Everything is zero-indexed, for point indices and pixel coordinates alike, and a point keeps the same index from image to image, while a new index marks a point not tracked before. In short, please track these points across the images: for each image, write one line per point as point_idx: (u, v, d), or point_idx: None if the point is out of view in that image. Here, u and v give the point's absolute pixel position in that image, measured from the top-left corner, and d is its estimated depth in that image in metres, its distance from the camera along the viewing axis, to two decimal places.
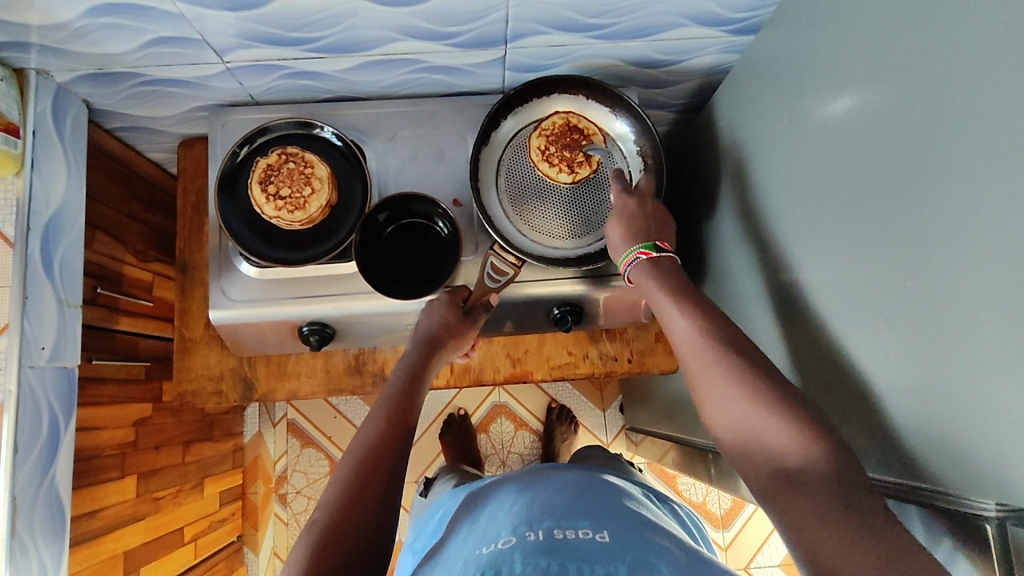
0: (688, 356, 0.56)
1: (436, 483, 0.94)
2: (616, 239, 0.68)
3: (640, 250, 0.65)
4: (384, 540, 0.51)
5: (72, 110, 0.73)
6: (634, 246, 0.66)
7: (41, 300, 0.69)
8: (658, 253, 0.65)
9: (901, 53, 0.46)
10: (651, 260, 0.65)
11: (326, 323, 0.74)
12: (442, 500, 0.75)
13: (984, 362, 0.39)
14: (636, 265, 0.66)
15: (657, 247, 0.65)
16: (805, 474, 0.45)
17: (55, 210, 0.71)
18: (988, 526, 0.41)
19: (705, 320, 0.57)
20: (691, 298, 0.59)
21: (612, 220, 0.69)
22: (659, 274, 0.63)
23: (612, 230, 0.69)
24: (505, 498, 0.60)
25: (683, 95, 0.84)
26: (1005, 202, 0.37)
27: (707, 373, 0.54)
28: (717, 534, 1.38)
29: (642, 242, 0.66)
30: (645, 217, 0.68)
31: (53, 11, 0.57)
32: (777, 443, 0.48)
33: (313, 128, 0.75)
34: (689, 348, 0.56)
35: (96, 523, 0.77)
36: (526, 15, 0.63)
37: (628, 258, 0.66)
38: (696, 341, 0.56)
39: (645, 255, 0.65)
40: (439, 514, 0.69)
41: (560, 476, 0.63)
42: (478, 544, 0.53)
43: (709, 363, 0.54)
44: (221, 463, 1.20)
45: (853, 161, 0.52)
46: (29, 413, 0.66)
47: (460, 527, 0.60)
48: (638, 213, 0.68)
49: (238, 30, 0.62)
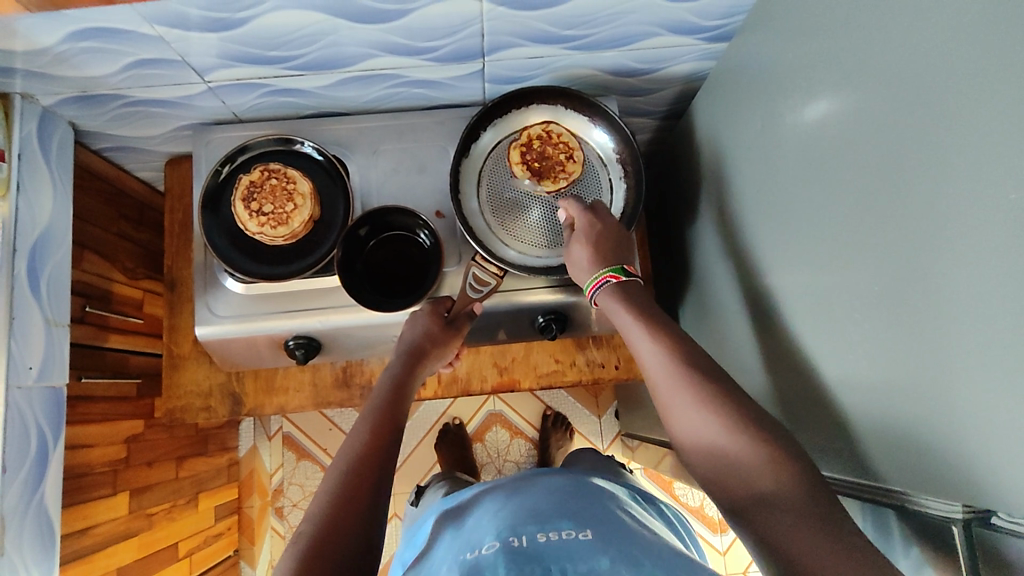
0: (659, 379, 0.57)
1: (428, 490, 0.94)
2: (582, 261, 0.68)
3: (607, 275, 0.66)
4: (375, 540, 0.52)
5: (57, 132, 0.74)
6: (602, 270, 0.66)
7: (28, 321, 0.70)
8: (626, 277, 0.66)
9: (867, 59, 0.46)
10: (619, 284, 0.65)
11: (312, 337, 0.74)
12: (432, 507, 0.75)
13: (956, 364, 0.40)
14: (603, 289, 0.66)
15: (624, 271, 0.66)
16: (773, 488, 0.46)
17: (41, 231, 0.72)
18: (956, 528, 0.42)
19: (675, 348, 0.58)
20: (662, 324, 0.61)
21: (576, 240, 0.68)
22: (625, 297, 0.64)
23: (575, 251, 0.69)
24: (491, 504, 0.60)
25: (664, 102, 0.85)
26: (969, 205, 0.38)
27: (675, 394, 0.55)
28: (715, 538, 1.38)
29: (609, 265, 0.67)
30: (611, 239, 0.68)
31: (36, 37, 0.58)
32: (744, 461, 0.49)
33: (294, 144, 0.76)
34: (656, 370, 0.58)
35: (88, 540, 0.77)
36: (502, 28, 0.64)
37: (596, 282, 0.66)
38: (662, 364, 0.57)
39: (614, 279, 0.66)
40: (428, 521, 0.69)
41: (546, 480, 0.62)
42: (462, 550, 0.53)
43: (675, 387, 0.55)
44: (216, 478, 1.20)
45: (825, 166, 0.52)
46: (17, 433, 0.67)
47: (444, 534, 0.60)
48: (601, 233, 0.68)
49: (219, 50, 0.63)
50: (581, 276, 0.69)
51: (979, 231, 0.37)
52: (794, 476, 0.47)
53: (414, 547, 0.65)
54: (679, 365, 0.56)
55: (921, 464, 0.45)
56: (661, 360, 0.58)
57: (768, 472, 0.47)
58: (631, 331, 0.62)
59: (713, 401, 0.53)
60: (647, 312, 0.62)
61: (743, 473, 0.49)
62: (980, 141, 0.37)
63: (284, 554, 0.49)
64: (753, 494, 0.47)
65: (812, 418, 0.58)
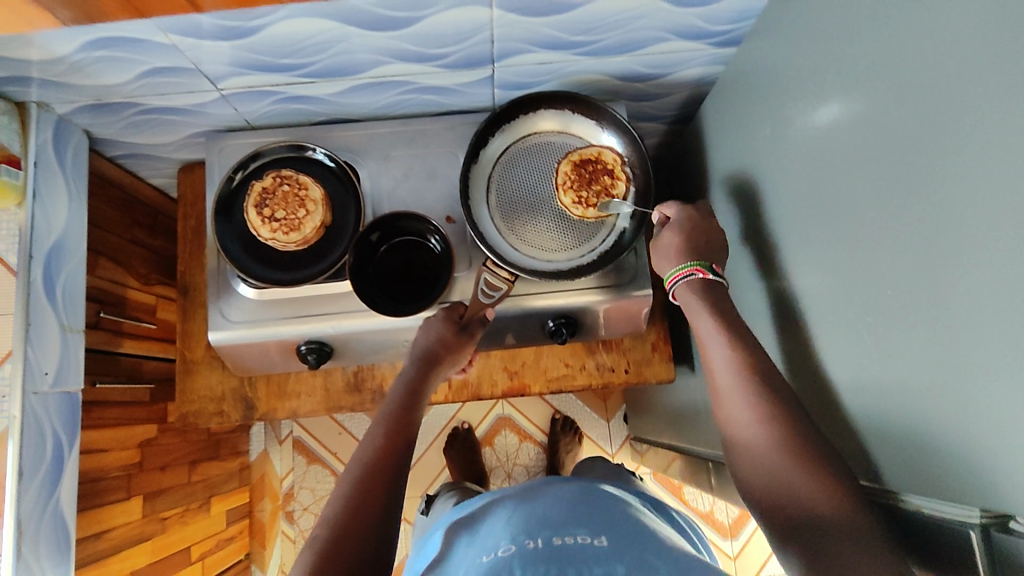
0: (721, 384, 0.59)
1: (437, 497, 0.94)
2: (671, 244, 0.68)
3: (694, 267, 0.66)
4: (384, 540, 0.52)
5: (73, 141, 0.75)
6: (692, 262, 0.66)
7: (44, 327, 0.71)
8: (714, 275, 0.66)
9: (877, 62, 0.46)
10: (706, 280, 0.65)
11: (324, 341, 0.75)
12: (440, 521, 0.75)
13: (970, 370, 0.40)
14: (688, 279, 0.66)
15: (714, 269, 0.66)
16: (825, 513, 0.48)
17: (57, 238, 0.73)
18: (973, 533, 0.41)
19: (753, 369, 0.58)
20: (739, 334, 0.61)
21: (669, 226, 0.69)
22: (709, 304, 0.64)
23: (667, 235, 0.69)
24: (504, 511, 0.60)
25: (673, 107, 0.85)
26: (979, 212, 0.38)
27: (740, 400, 0.57)
28: (725, 543, 1.37)
29: (699, 259, 0.66)
30: (706, 234, 0.68)
31: (52, 47, 0.59)
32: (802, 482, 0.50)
33: (305, 151, 0.76)
34: (726, 374, 0.59)
35: (101, 545, 0.78)
36: (512, 35, 0.64)
37: (681, 272, 0.66)
38: (735, 370, 0.58)
39: (700, 273, 0.65)
40: (439, 529, 0.70)
41: (556, 488, 0.63)
42: (479, 553, 0.54)
43: (744, 396, 0.56)
44: (228, 482, 1.21)
45: (837, 170, 0.52)
46: (33, 438, 0.67)
47: (457, 540, 0.60)
48: (699, 226, 0.69)
49: (231, 59, 0.64)
50: (664, 261, 0.69)
51: (992, 232, 0.37)
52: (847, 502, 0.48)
53: (427, 552, 0.65)
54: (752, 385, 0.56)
55: (934, 466, 0.44)
56: (734, 376, 0.58)
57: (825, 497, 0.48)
58: (706, 333, 0.62)
59: (781, 422, 0.54)
60: (726, 317, 0.63)
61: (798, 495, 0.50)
62: (993, 143, 0.37)
63: (298, 557, 0.50)
64: (805, 516, 0.48)
65: (826, 423, 0.58)
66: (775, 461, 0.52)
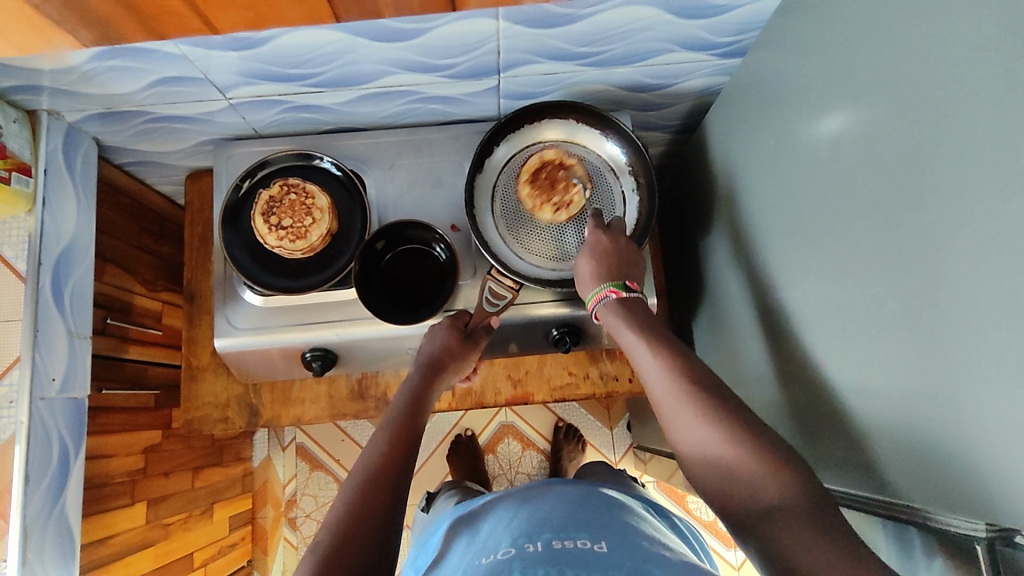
0: (657, 392, 0.59)
1: (437, 499, 0.94)
2: (586, 273, 0.69)
3: (607, 288, 0.67)
4: (388, 549, 0.52)
5: (82, 148, 0.76)
6: (604, 284, 0.67)
7: (52, 333, 0.71)
8: (627, 293, 0.67)
9: (880, 75, 0.47)
10: (621, 299, 0.66)
11: (329, 349, 0.75)
12: (444, 516, 0.75)
13: (972, 383, 0.40)
14: (606, 302, 0.67)
15: (626, 287, 0.67)
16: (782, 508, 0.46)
17: (66, 244, 0.74)
18: (979, 546, 0.42)
19: (682, 372, 0.58)
20: (662, 342, 0.61)
21: (582, 255, 0.69)
22: (632, 317, 0.65)
23: (581, 264, 0.69)
24: (505, 512, 0.60)
25: (677, 116, 0.85)
26: (981, 228, 0.38)
27: (675, 406, 0.56)
28: (729, 553, 1.37)
29: (612, 280, 0.67)
30: (618, 256, 0.69)
31: (64, 57, 0.60)
32: (754, 482, 0.49)
33: (312, 159, 0.77)
34: (658, 384, 0.59)
35: (105, 550, 0.78)
36: (518, 46, 0.65)
37: (596, 295, 0.67)
38: (665, 378, 0.58)
39: (615, 293, 0.66)
40: (439, 528, 0.70)
41: (559, 489, 0.63)
42: (478, 555, 0.54)
43: (678, 403, 0.56)
44: (231, 488, 1.21)
45: (841, 180, 0.52)
46: (40, 444, 0.68)
47: (457, 541, 0.60)
48: (609, 250, 0.69)
49: (239, 68, 0.64)
50: (583, 290, 0.69)
51: (993, 244, 0.37)
52: (798, 490, 0.47)
53: (427, 551, 0.65)
54: (680, 380, 0.57)
55: (935, 477, 0.44)
56: (662, 374, 0.59)
57: (774, 489, 0.48)
58: (634, 347, 0.63)
59: (717, 421, 0.53)
60: (650, 328, 0.63)
61: (754, 496, 0.48)
62: (993, 156, 0.37)
63: (300, 563, 0.50)
64: (759, 510, 0.47)
65: (828, 432, 0.58)
66: (727, 465, 0.51)
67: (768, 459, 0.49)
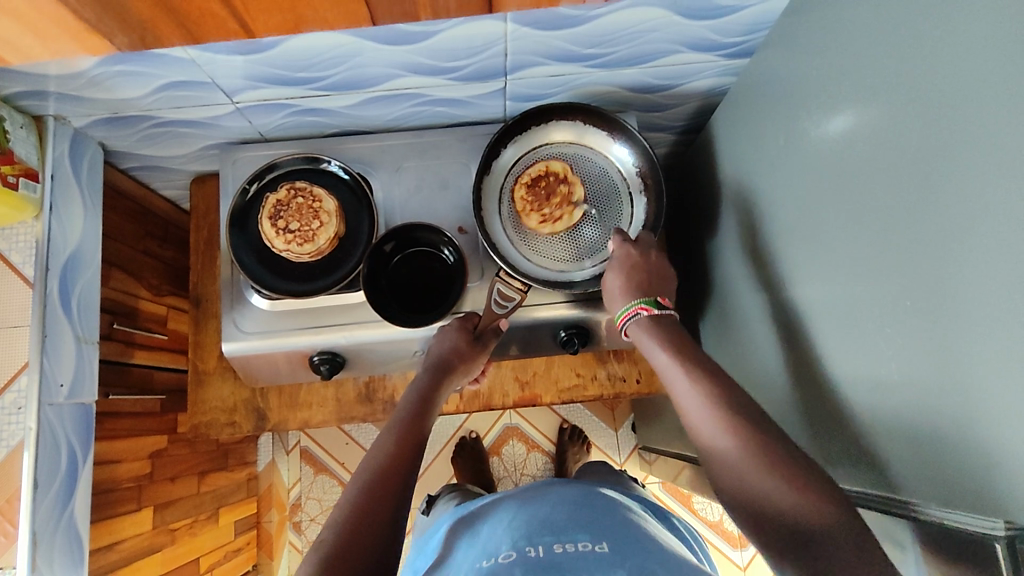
0: (690, 412, 0.58)
1: (438, 500, 0.94)
2: (616, 288, 0.69)
3: (638, 305, 0.67)
4: (391, 549, 0.52)
5: (88, 153, 0.75)
6: (635, 301, 0.68)
7: (59, 339, 0.71)
8: (659, 309, 0.67)
9: (888, 75, 0.47)
10: (653, 315, 0.67)
11: (337, 352, 0.75)
12: (443, 518, 0.75)
13: (984, 383, 0.40)
14: (636, 319, 0.68)
15: (658, 303, 0.68)
16: (820, 532, 0.46)
17: (73, 250, 0.74)
18: (998, 546, 0.41)
19: (715, 391, 0.58)
20: (694, 359, 0.61)
21: (611, 269, 0.70)
22: (661, 332, 0.65)
23: (611, 278, 0.70)
24: (504, 514, 0.60)
25: (683, 117, 0.85)
26: (992, 227, 0.38)
27: (710, 427, 0.56)
28: (734, 554, 1.37)
29: (642, 297, 0.68)
30: (648, 271, 0.69)
31: (71, 62, 0.59)
32: (790, 506, 0.49)
33: (320, 163, 0.77)
34: (691, 404, 0.59)
35: (113, 556, 0.78)
36: (524, 48, 0.65)
37: (627, 312, 0.68)
38: (697, 397, 0.58)
39: (646, 310, 0.67)
40: (439, 530, 0.70)
41: (559, 490, 0.63)
42: (479, 558, 0.54)
43: (713, 425, 0.56)
44: (236, 493, 1.21)
45: (850, 180, 0.52)
46: (48, 450, 0.68)
47: (460, 542, 0.60)
48: (640, 264, 0.69)
49: (247, 72, 0.64)
50: (612, 305, 0.70)
51: (1005, 243, 0.37)
52: (834, 513, 0.47)
53: (428, 553, 0.65)
54: (713, 399, 0.57)
55: (945, 474, 0.44)
56: (693, 391, 0.59)
57: (812, 514, 0.47)
58: (666, 364, 0.63)
59: (753, 441, 0.53)
60: (681, 346, 0.63)
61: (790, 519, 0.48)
62: (1002, 155, 0.37)
63: (304, 559, 0.50)
64: (796, 534, 0.47)
65: (839, 432, 0.58)
66: (760, 484, 0.51)
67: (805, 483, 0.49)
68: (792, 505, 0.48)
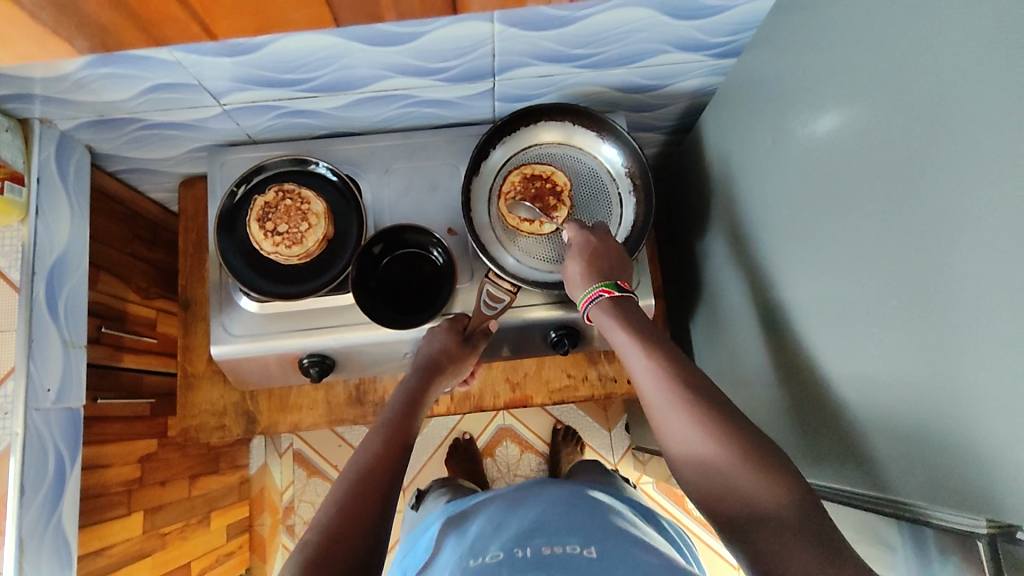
0: (651, 396, 0.58)
1: (427, 497, 0.94)
2: (576, 275, 0.68)
3: (600, 289, 0.66)
4: (374, 551, 0.51)
5: (75, 156, 0.75)
6: (595, 285, 0.67)
7: (46, 343, 0.70)
8: (619, 292, 0.66)
9: (874, 74, 0.47)
10: (613, 299, 0.66)
11: (326, 354, 0.74)
12: (431, 519, 0.75)
13: (970, 381, 0.40)
14: (597, 303, 0.66)
15: (618, 286, 0.67)
16: (779, 518, 0.46)
17: (59, 253, 0.73)
18: (981, 543, 0.42)
19: (677, 375, 0.58)
20: (656, 343, 0.61)
21: (571, 256, 0.69)
22: (623, 315, 0.65)
23: (571, 265, 0.69)
24: (493, 515, 0.60)
25: (672, 117, 0.85)
26: (977, 226, 0.38)
27: (671, 412, 0.56)
28: (728, 553, 1.37)
29: (602, 281, 0.67)
30: (606, 256, 0.69)
31: (56, 65, 0.59)
32: (750, 492, 0.49)
33: (308, 165, 0.77)
34: (653, 388, 0.58)
35: (102, 561, 0.77)
36: (513, 49, 0.65)
37: (587, 296, 0.67)
38: (659, 382, 0.58)
39: (606, 294, 0.66)
40: (428, 530, 0.69)
41: (549, 492, 0.63)
42: (466, 558, 0.53)
43: (673, 410, 0.56)
44: (228, 496, 1.20)
45: (837, 180, 0.53)
46: (35, 455, 0.67)
47: (448, 542, 0.60)
48: (598, 250, 0.69)
49: (234, 74, 0.64)
50: (573, 292, 0.69)
51: (990, 242, 0.37)
52: (793, 499, 0.47)
53: (417, 554, 0.65)
54: (675, 384, 0.57)
55: (932, 470, 0.45)
56: (654, 376, 0.59)
57: (772, 500, 0.47)
58: (627, 348, 0.62)
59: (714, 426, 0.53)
60: (642, 329, 0.63)
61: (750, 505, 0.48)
62: (986, 153, 0.37)
63: (290, 559, 0.50)
64: (755, 520, 0.47)
65: (828, 430, 0.58)
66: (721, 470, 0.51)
67: (766, 468, 0.49)
68: (752, 491, 0.48)
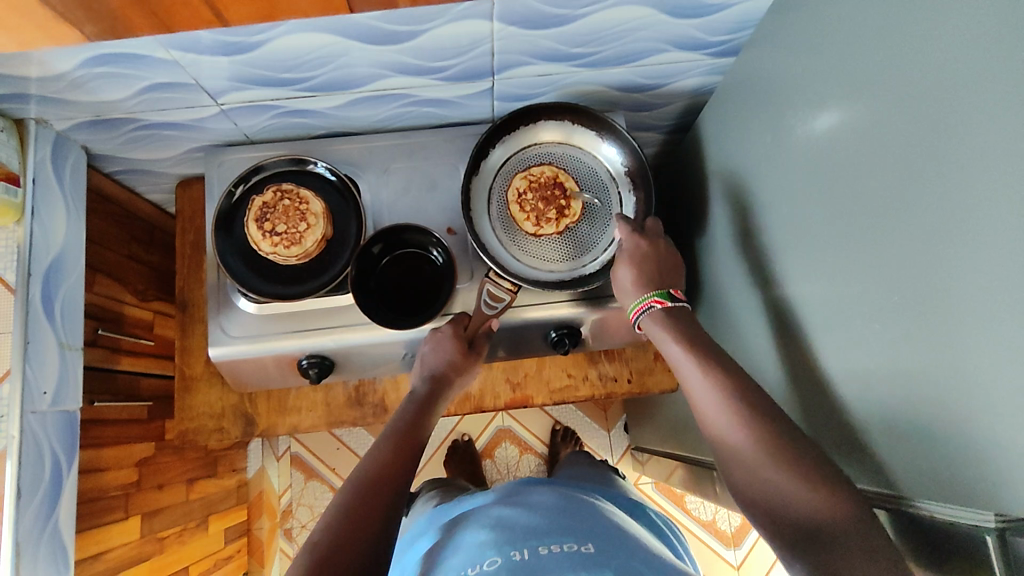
0: (704, 405, 0.58)
1: (419, 500, 0.94)
2: (627, 282, 0.69)
3: (653, 299, 0.67)
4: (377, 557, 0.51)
5: (71, 156, 0.74)
6: (647, 294, 0.67)
7: (42, 345, 0.70)
8: (672, 302, 0.67)
9: (875, 70, 0.47)
10: (665, 309, 0.67)
11: (325, 356, 0.74)
12: (422, 522, 0.74)
13: (974, 376, 0.40)
14: (649, 312, 0.67)
15: (670, 295, 0.67)
16: (834, 530, 0.46)
17: (55, 254, 0.72)
18: (988, 538, 0.42)
19: (731, 383, 0.57)
20: (708, 353, 0.61)
21: (621, 262, 0.69)
22: (672, 325, 0.65)
23: (621, 272, 0.70)
24: (485, 517, 0.59)
25: (670, 116, 0.86)
26: (979, 221, 0.38)
27: (725, 421, 0.56)
28: (728, 553, 1.37)
29: (655, 289, 0.68)
30: (657, 262, 0.69)
31: (51, 64, 0.59)
32: (805, 503, 0.48)
33: (306, 164, 0.76)
34: (705, 396, 0.58)
35: (100, 565, 0.76)
36: (512, 47, 0.65)
37: (640, 305, 0.68)
38: (710, 390, 0.58)
39: (659, 304, 0.67)
40: (421, 536, 0.69)
41: (540, 495, 0.63)
42: (463, 564, 0.53)
43: (727, 418, 0.56)
44: (227, 499, 1.19)
45: (837, 177, 0.53)
46: (31, 459, 0.66)
47: (442, 545, 0.59)
48: (649, 256, 0.69)
49: (231, 73, 0.64)
50: (624, 299, 0.70)
51: (992, 235, 0.37)
52: (849, 511, 0.47)
53: (411, 561, 0.64)
54: (727, 392, 0.57)
55: (936, 467, 0.45)
56: (705, 385, 0.59)
57: (827, 512, 0.47)
58: (678, 357, 0.62)
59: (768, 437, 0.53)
60: (692, 338, 0.63)
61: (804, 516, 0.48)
62: (989, 147, 0.37)
63: (293, 561, 0.49)
64: (810, 530, 0.47)
65: (830, 428, 0.58)
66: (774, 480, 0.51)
67: (822, 481, 0.49)
68: (807, 503, 0.48)
